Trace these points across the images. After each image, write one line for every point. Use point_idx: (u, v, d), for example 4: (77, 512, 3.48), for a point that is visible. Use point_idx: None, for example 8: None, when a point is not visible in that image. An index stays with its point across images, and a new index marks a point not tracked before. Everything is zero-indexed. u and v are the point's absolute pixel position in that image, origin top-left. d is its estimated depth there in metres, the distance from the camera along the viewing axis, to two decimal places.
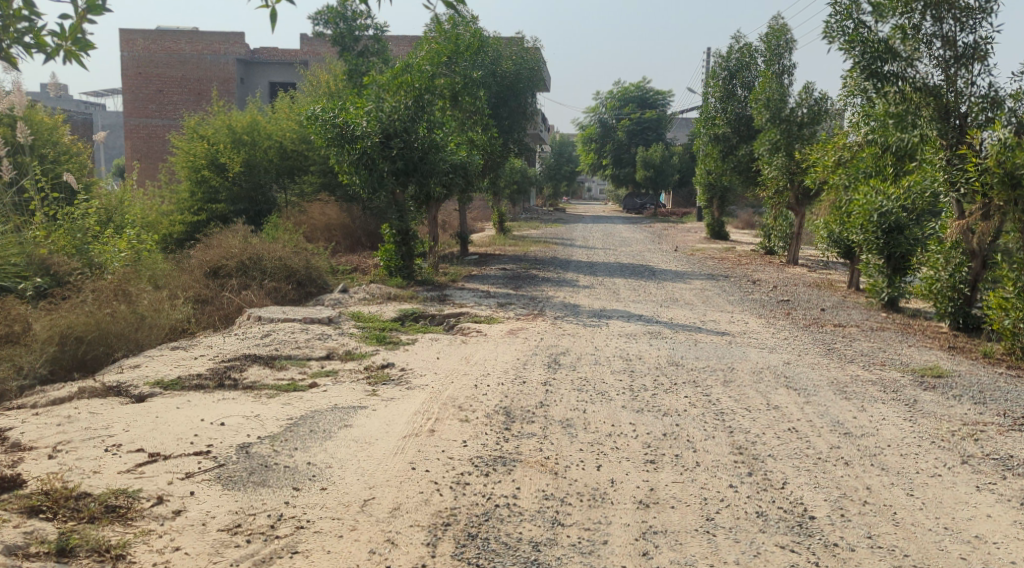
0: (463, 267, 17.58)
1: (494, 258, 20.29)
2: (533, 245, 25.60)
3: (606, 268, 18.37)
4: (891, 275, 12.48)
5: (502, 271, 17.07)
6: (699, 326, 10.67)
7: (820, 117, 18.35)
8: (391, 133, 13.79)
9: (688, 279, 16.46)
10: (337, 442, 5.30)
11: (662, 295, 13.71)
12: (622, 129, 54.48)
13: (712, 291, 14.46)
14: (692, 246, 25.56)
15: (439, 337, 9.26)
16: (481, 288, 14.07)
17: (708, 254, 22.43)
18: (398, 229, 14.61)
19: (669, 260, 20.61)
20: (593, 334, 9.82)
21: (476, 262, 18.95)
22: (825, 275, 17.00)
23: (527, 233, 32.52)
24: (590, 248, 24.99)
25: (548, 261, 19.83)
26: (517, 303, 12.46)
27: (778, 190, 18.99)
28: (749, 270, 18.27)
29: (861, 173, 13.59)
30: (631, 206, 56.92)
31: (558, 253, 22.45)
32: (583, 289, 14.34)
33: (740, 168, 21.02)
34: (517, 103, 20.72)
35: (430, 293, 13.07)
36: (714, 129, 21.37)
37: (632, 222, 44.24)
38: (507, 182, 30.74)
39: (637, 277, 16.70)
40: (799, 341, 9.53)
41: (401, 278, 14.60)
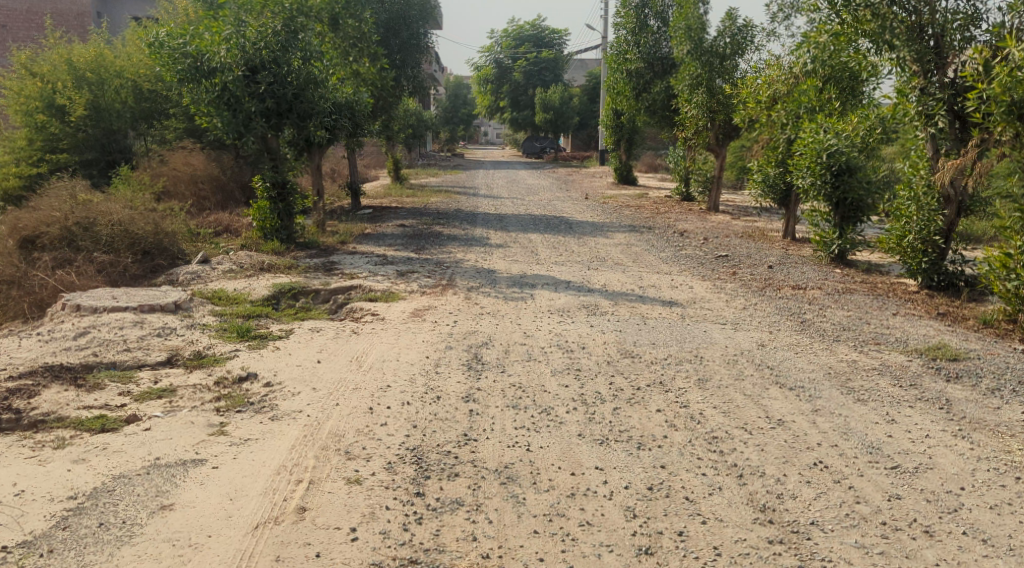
0: (354, 225, 15.30)
1: (391, 213, 18.04)
2: (433, 195, 23.40)
3: (516, 221, 16.50)
4: (840, 224, 11.12)
5: (400, 228, 14.94)
6: (639, 294, 9.00)
7: (744, 50, 16.75)
8: (257, 63, 11.29)
9: (609, 232, 14.82)
10: (141, 549, 3.32)
11: (586, 254, 11.95)
12: (519, 70, 52.18)
13: (640, 246, 12.84)
14: (602, 193, 24.03)
15: (322, 325, 7.18)
16: (377, 251, 11.94)
17: (622, 202, 20.90)
18: (273, 182, 12.25)
19: (583, 209, 18.93)
20: (518, 312, 7.97)
21: (369, 218, 16.68)
22: (752, 223, 15.70)
23: (426, 183, 30.17)
24: (496, 198, 23.03)
25: (451, 214, 17.76)
26: (421, 270, 10.45)
27: (698, 129, 17.42)
28: (671, 219, 16.79)
29: (803, 109, 12.06)
30: (530, 150, 55.05)
31: (460, 205, 20.38)
32: (496, 249, 12.44)
33: (656, 108, 19.36)
34: (411, 35, 18.30)
35: (314, 260, 10.85)
36: (627, 65, 19.60)
37: (534, 167, 42.48)
38: (401, 127, 28.18)
39: (552, 231, 14.93)
40: (764, 313, 7.96)
41: (279, 241, 12.26)
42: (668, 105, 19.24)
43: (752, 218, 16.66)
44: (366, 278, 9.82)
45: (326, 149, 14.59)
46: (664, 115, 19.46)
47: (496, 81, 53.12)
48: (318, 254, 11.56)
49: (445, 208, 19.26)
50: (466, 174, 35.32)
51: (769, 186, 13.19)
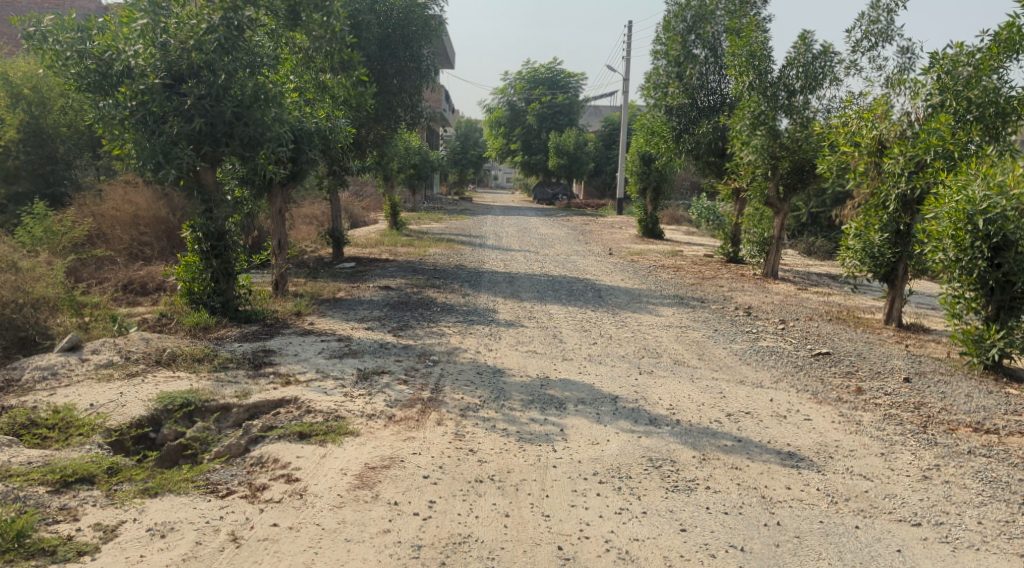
0: (327, 286, 12.11)
1: (378, 268, 14.89)
2: (433, 245, 20.24)
3: (531, 285, 13.27)
4: (997, 317, 7.84)
5: (384, 291, 11.72)
6: (730, 433, 5.70)
7: (819, 84, 13.61)
8: (183, 67, 8.25)
9: (650, 305, 11.56)
10: None
11: (629, 343, 8.67)
12: (533, 113, 49.67)
13: (698, 331, 9.56)
14: (628, 249, 20.86)
15: (175, 518, 3.96)
16: (342, 329, 8.70)
17: (653, 260, 17.74)
18: (207, 231, 9.10)
19: (610, 270, 15.78)
20: (542, 480, 4.63)
21: (347, 276, 13.48)
22: (829, 298, 12.48)
23: (428, 228, 27.18)
24: (507, 250, 19.93)
25: (451, 272, 14.58)
26: (393, 367, 7.17)
27: (754, 178, 14.28)
28: (722, 287, 13.61)
29: (935, 154, 8.84)
30: (542, 196, 52.11)
31: (464, 259, 17.23)
32: (505, 330, 9.16)
33: (701, 153, 16.25)
34: (409, 54, 15.39)
35: (243, 347, 7.60)
36: (668, 102, 16.57)
37: (547, 214, 39.36)
38: (401, 165, 25.24)
39: (577, 301, 11.72)
40: (967, 494, 4.63)
41: (209, 310, 9.02)
42: (716, 149, 16.13)
43: (825, 291, 13.43)
44: (309, 383, 6.53)
45: (291, 187, 11.48)
46: (711, 162, 16.35)
47: (510, 123, 50.88)
48: (256, 334, 8.31)
49: (444, 263, 16.08)
50: (474, 220, 32.30)
51: (873, 255, 9.98)
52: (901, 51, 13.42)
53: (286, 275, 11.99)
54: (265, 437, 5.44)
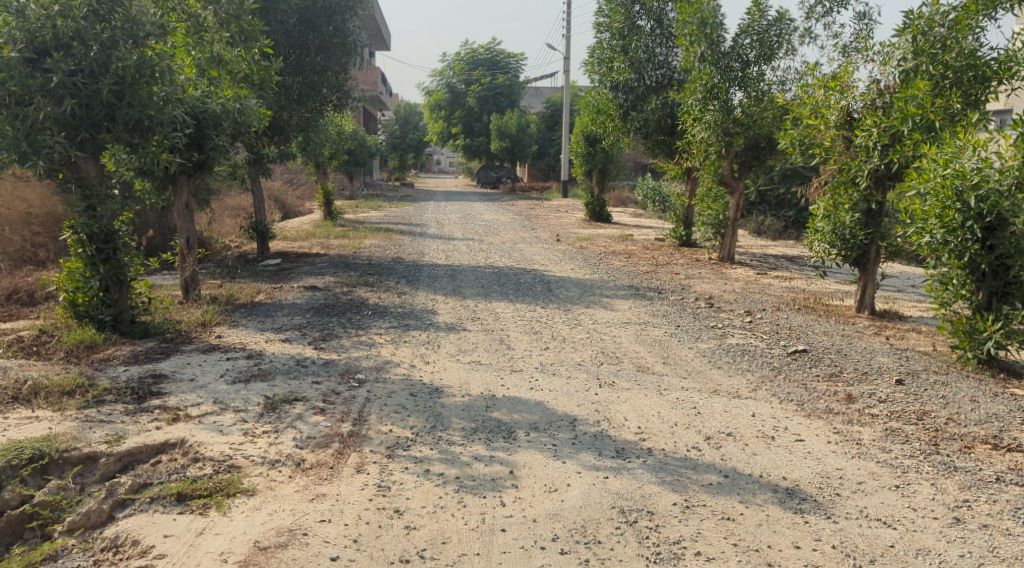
0: (245, 288, 10.81)
1: (308, 264, 13.64)
2: (370, 236, 18.96)
3: (474, 279, 12.17)
4: (990, 304, 7.06)
5: (309, 292, 10.47)
6: (714, 465, 4.75)
7: (774, 54, 12.76)
8: (46, 37, 6.91)
9: (605, 299, 10.59)
10: None
11: (585, 348, 7.66)
12: (473, 95, 48.37)
13: (660, 329, 8.62)
14: (576, 234, 19.94)
15: None
16: (254, 342, 7.51)
17: (603, 247, 16.84)
18: (92, 233, 7.72)
19: (558, 259, 14.81)
20: (486, 554, 3.75)
21: (270, 275, 12.18)
22: (792, 284, 11.73)
23: (366, 217, 25.82)
24: (449, 239, 18.82)
25: (387, 266, 13.42)
26: (309, 391, 6.03)
27: (706, 156, 13.32)
28: (679, 274, 12.77)
29: (913, 125, 7.97)
30: (486, 180, 50.92)
31: (403, 250, 16.06)
32: (444, 335, 8.06)
33: (650, 131, 15.32)
34: (333, 28, 14.11)
35: (129, 371, 6.32)
36: (614, 77, 15.60)
37: (491, 199, 38.21)
38: (334, 152, 23.82)
39: (525, 296, 10.71)
40: (1016, 546, 3.80)
41: (95, 326, 7.68)
42: (666, 127, 15.21)
43: (786, 275, 12.71)
44: (201, 418, 5.35)
45: (199, 178, 10.13)
46: (661, 141, 15.41)
47: (450, 106, 49.49)
48: (150, 352, 7.05)
49: (380, 256, 14.86)
50: (415, 207, 31.03)
51: (843, 238, 9.15)
52: (857, 17, 12.64)
53: (197, 277, 10.67)
54: (134, 501, 4.31)
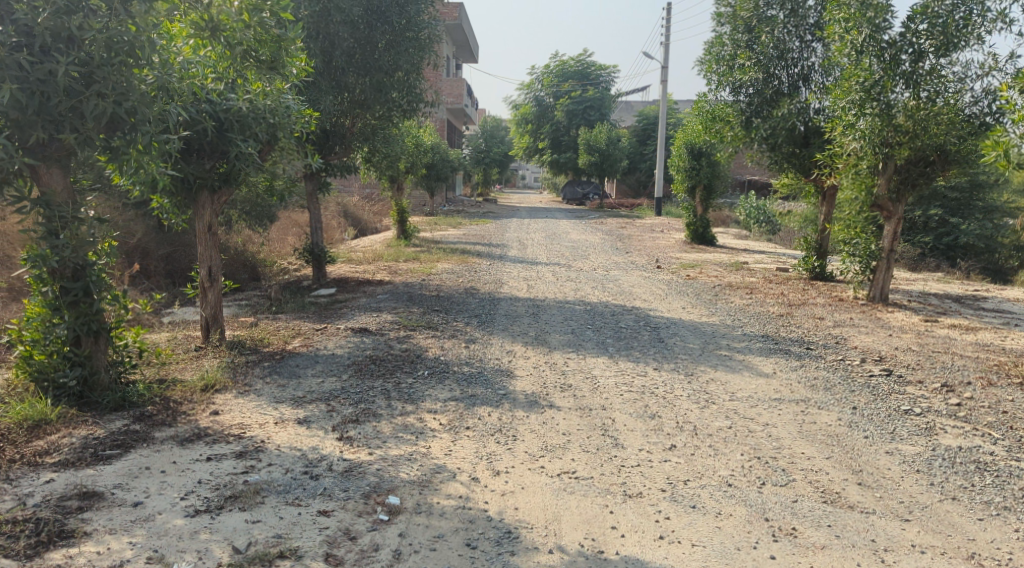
0: (281, 333, 8.79)
1: (366, 295, 11.60)
2: (444, 260, 16.86)
3: (563, 321, 9.77)
4: None
5: (354, 339, 8.32)
6: None
7: (959, 42, 9.95)
8: None
9: (735, 356, 8.06)
10: None
11: (733, 450, 5.23)
12: (561, 109, 46.26)
13: (830, 415, 6.06)
14: (679, 261, 17.40)
15: None
16: (257, 426, 5.37)
17: (714, 277, 14.25)
18: (57, 269, 5.75)
19: (663, 293, 12.34)
20: None
21: (316, 311, 10.14)
22: (982, 339, 8.92)
23: (445, 236, 23.86)
24: (532, 264, 16.58)
25: (458, 300, 11.25)
26: (306, 537, 3.81)
27: (857, 172, 10.82)
28: (820, 319, 10.13)
29: None
30: (572, 196, 48.65)
31: (479, 279, 13.90)
32: (524, 420, 5.71)
33: (779, 141, 12.76)
34: (404, 20, 12.10)
35: (52, 484, 4.25)
36: (737, 76, 13.12)
37: (579, 217, 35.93)
38: (410, 165, 21.98)
39: (630, 347, 8.32)
40: None
41: (53, 395, 5.69)
42: (800, 137, 12.64)
43: (964, 324, 9.89)
44: None
45: (226, 195, 8.20)
46: (793, 153, 12.84)
47: (537, 120, 47.59)
48: (107, 440, 4.99)
49: (452, 286, 12.67)
50: (498, 225, 29.03)
51: None
52: None
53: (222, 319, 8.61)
54: None
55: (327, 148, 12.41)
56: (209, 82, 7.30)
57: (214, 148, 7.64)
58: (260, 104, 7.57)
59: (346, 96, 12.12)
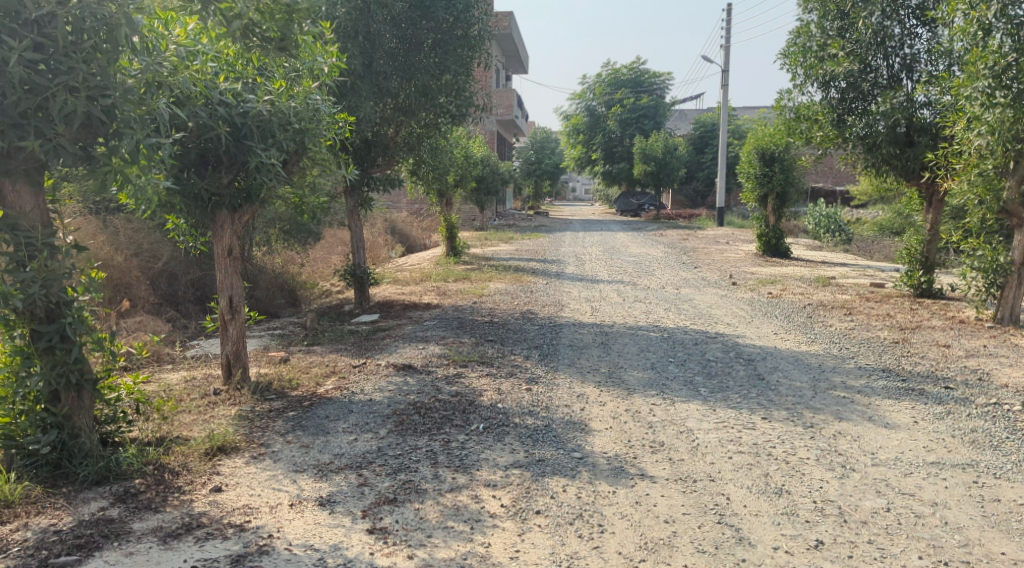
0: (314, 372, 7.63)
1: (412, 323, 10.43)
2: (498, 279, 15.65)
3: (639, 352, 8.42)
4: None
5: (396, 380, 7.10)
6: None
7: None
8: None
9: (857, 399, 6.59)
10: None
11: (905, 548, 3.87)
12: (615, 118, 44.85)
13: (1018, 488, 4.58)
14: (754, 277, 15.90)
15: None
16: (267, 510, 4.17)
17: (800, 298, 12.76)
18: (25, 313, 4.62)
19: (747, 317, 10.92)
20: None
21: (356, 344, 8.97)
22: None
23: (497, 252, 22.69)
24: (593, 282, 15.26)
25: (515, 326, 9.98)
26: None
27: (981, 173, 9.43)
28: (943, 347, 8.58)
29: None
30: (627, 208, 47.14)
31: (536, 300, 12.63)
32: (611, 499, 4.38)
33: (878, 140, 11.46)
34: (453, 16, 10.91)
35: None
36: (828, 69, 11.81)
37: (636, 229, 34.47)
38: (461, 178, 20.88)
39: (726, 388, 6.94)
40: None
41: (23, 468, 4.58)
42: (903, 135, 11.32)
43: None
44: None
45: (250, 215, 7.14)
46: (894, 153, 11.50)
47: (591, 130, 46.36)
48: (70, 538, 3.84)
49: (507, 310, 11.43)
50: (552, 238, 27.78)
51: None
52: None
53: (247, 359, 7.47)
54: None
55: (369, 161, 11.29)
56: (223, 80, 6.16)
57: (233, 158, 6.51)
58: (283, 106, 6.43)
59: (390, 102, 11.00)
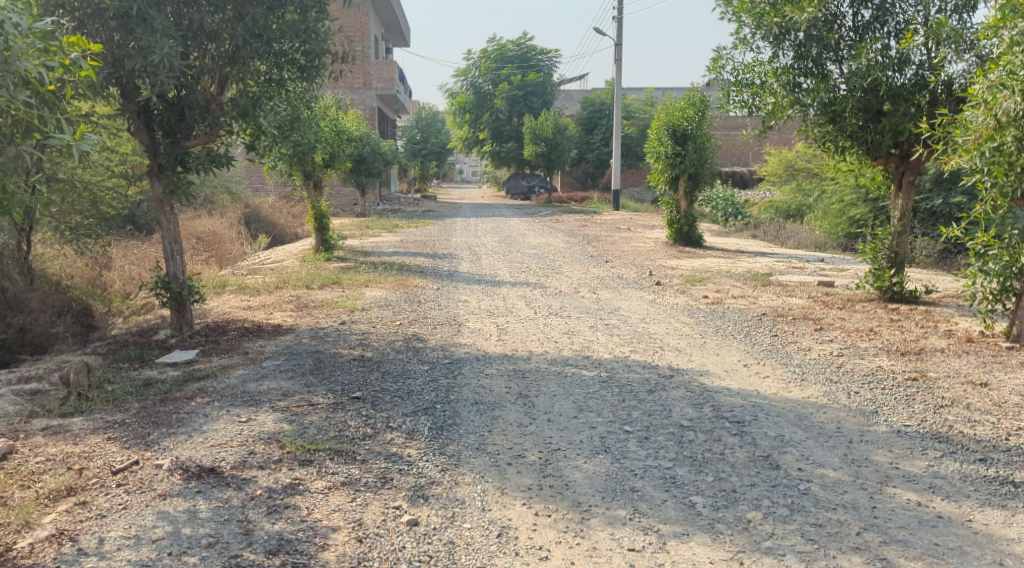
0: (38, 484, 4.42)
1: (245, 364, 7.29)
2: (373, 282, 12.60)
3: (577, 416, 5.70)
4: None
5: (179, 508, 4.04)
6: None
7: None
8: None
9: (947, 509, 4.13)
10: None
11: None
12: (502, 96, 42.07)
13: None
14: (680, 276, 13.55)
15: None
16: None
17: (747, 307, 10.42)
18: None
19: (697, 339, 8.42)
20: None
21: (143, 411, 5.78)
22: None
23: (377, 244, 19.54)
24: (491, 285, 12.50)
25: (393, 367, 7.04)
26: None
27: (997, 148, 7.13)
28: (976, 387, 6.33)
29: None
30: (516, 191, 44.67)
31: (422, 316, 9.73)
32: None
33: (846, 108, 9.23)
34: None
35: None
36: (785, 17, 9.42)
37: (528, 213, 31.94)
38: (329, 159, 17.54)
39: (736, 493, 4.33)
40: None
41: None
42: (875, 102, 9.14)
43: None
44: None
45: None
46: (863, 123, 9.34)
47: (477, 108, 43.42)
48: None
49: (382, 335, 8.46)
50: (440, 226, 24.88)
51: None
52: None
53: None
54: None
55: (182, 132, 8.22)
56: None
57: None
58: None
59: (206, 46, 7.73)
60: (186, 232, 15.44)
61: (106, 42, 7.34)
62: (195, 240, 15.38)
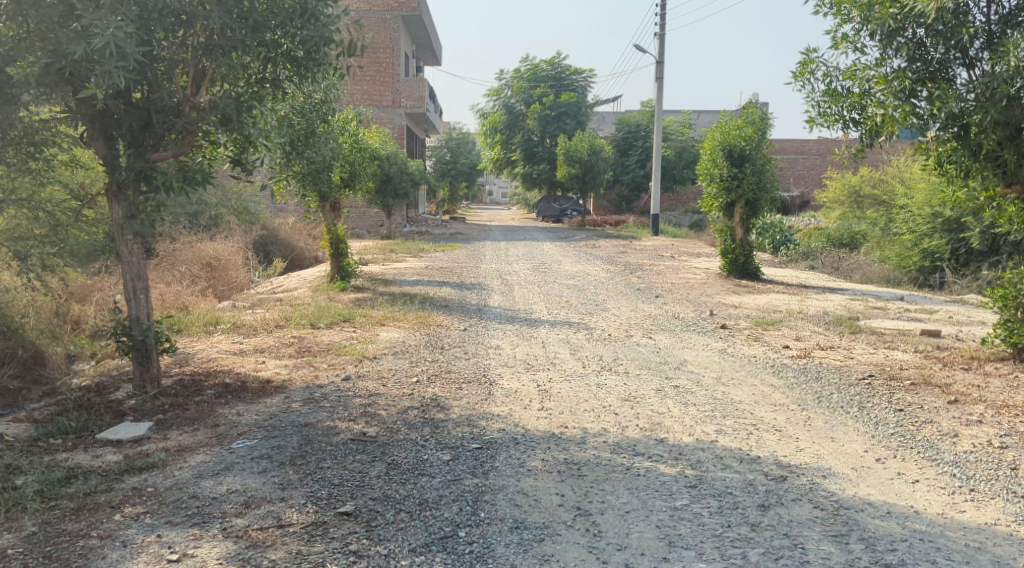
0: None
1: (212, 443, 5.52)
2: (390, 320, 10.85)
3: (667, 559, 3.89)
4: None
5: None
6: None
7: None
8: None
9: None
10: None
11: None
12: (535, 115, 40.46)
13: None
14: (747, 317, 11.58)
15: None
16: None
17: (845, 363, 8.46)
18: None
19: (798, 414, 6.49)
20: None
21: (39, 535, 4.06)
22: None
23: (400, 271, 17.84)
24: (527, 326, 10.68)
25: (403, 455, 5.23)
26: None
27: None
28: None
29: None
30: (549, 213, 42.90)
31: (444, 370, 7.91)
32: None
33: (981, 120, 7.29)
34: None
35: None
36: (903, 7, 7.57)
37: (562, 237, 30.15)
38: (348, 178, 15.90)
39: None
40: None
41: None
42: None
43: None
44: None
45: None
46: (1000, 140, 7.35)
47: (509, 128, 41.86)
48: None
49: (393, 400, 6.65)
50: (469, 251, 23.17)
51: None
52: None
53: None
54: None
55: (150, 143, 6.60)
56: None
57: None
58: None
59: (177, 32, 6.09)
60: (192, 257, 13.70)
61: (47, 24, 5.73)
62: (201, 266, 13.64)
